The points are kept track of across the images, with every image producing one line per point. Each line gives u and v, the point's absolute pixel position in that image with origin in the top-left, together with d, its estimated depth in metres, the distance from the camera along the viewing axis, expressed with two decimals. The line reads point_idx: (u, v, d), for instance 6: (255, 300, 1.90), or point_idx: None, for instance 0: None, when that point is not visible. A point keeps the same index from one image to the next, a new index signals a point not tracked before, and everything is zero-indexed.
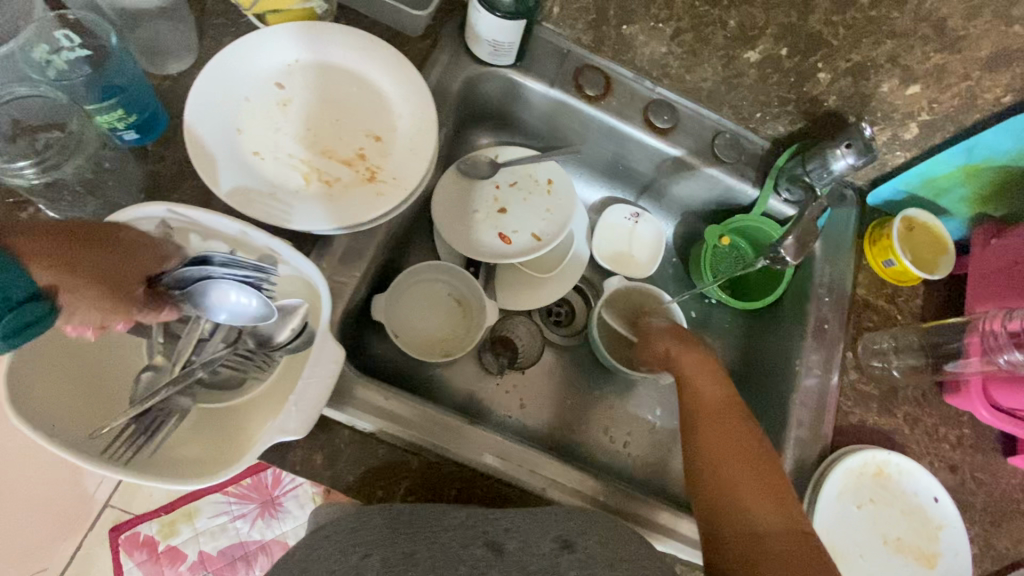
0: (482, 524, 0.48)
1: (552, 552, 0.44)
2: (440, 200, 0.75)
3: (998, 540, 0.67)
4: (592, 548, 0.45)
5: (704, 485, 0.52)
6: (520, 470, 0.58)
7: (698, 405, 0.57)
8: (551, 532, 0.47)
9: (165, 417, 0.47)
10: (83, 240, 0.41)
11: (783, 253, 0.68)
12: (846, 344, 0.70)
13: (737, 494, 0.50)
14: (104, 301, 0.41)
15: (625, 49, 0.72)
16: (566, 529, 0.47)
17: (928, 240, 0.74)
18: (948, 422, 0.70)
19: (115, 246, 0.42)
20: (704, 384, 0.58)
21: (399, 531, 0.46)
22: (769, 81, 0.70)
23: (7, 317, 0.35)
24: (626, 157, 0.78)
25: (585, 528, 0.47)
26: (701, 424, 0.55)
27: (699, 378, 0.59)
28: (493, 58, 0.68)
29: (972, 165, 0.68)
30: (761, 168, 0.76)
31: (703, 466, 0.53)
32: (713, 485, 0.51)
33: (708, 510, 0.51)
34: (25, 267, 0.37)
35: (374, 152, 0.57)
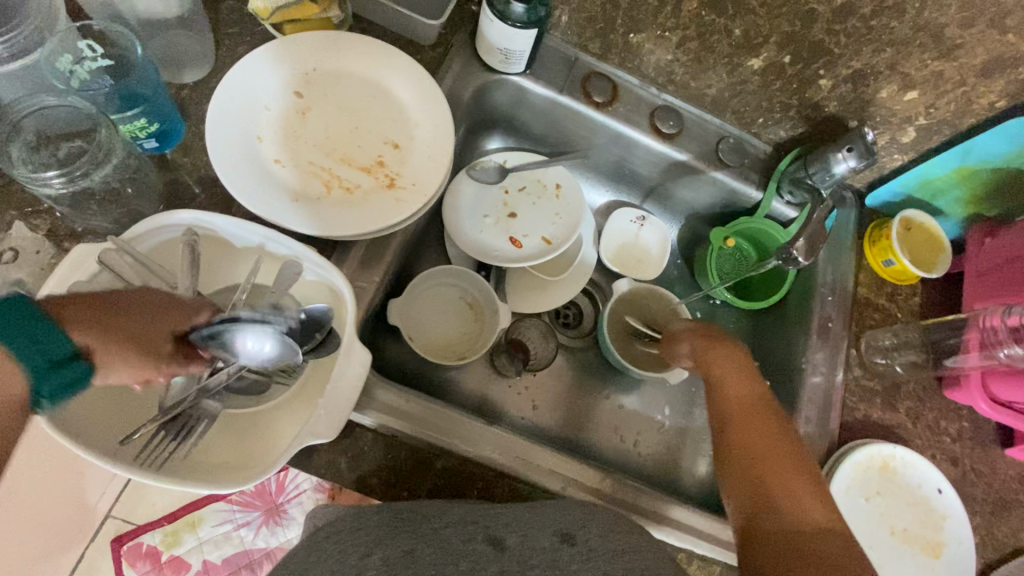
0: (483, 519, 0.49)
1: (552, 545, 0.46)
2: (452, 205, 0.77)
3: (997, 529, 0.70)
4: (593, 541, 0.47)
5: (736, 480, 0.53)
6: (530, 464, 0.59)
7: (733, 405, 0.57)
8: (551, 527, 0.48)
9: (194, 422, 0.47)
10: (116, 307, 0.41)
11: (795, 254, 0.68)
12: (849, 342, 0.72)
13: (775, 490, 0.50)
14: (137, 364, 0.41)
15: (631, 56, 0.74)
16: (567, 522, 0.49)
17: (926, 240, 0.76)
18: (949, 416, 0.72)
19: (151, 301, 0.44)
20: (734, 383, 0.58)
21: (399, 528, 0.47)
22: (772, 87, 0.72)
23: (51, 377, 0.37)
24: (632, 162, 0.80)
25: (586, 521, 0.49)
26: (740, 422, 0.56)
27: (731, 378, 0.59)
28: (504, 66, 0.70)
29: (967, 167, 0.71)
30: (764, 171, 0.78)
31: (744, 463, 0.53)
32: (747, 484, 0.52)
33: (743, 504, 0.51)
34: (63, 330, 0.38)
35: (392, 159, 0.58)
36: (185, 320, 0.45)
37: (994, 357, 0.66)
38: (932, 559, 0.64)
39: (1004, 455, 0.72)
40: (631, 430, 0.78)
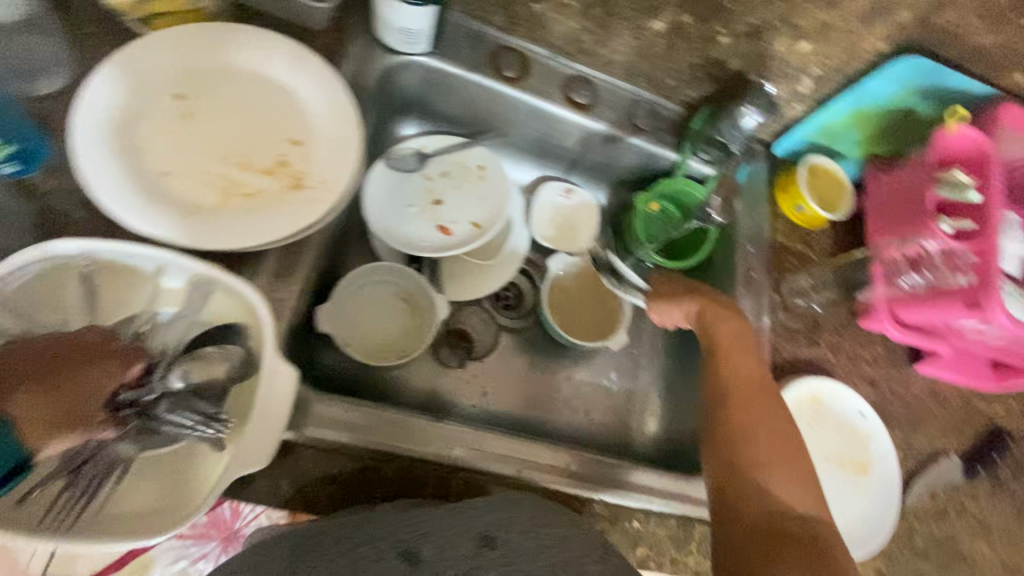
0: (398, 530, 0.46)
1: (472, 551, 0.44)
2: (372, 199, 0.74)
3: (912, 438, 0.77)
4: (514, 541, 0.45)
5: (724, 460, 0.54)
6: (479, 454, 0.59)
7: (735, 380, 0.59)
8: (473, 528, 0.46)
9: (108, 468, 0.45)
10: (63, 360, 0.42)
11: None
12: (772, 288, 0.77)
13: (763, 474, 0.52)
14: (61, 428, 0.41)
15: (537, 28, 0.72)
16: (488, 523, 0.46)
17: (830, 183, 0.80)
18: (864, 344, 0.78)
19: (89, 351, 0.43)
20: (735, 357, 0.60)
21: (305, 555, 0.45)
22: (677, 49, 0.72)
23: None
24: (551, 135, 0.79)
25: (509, 518, 0.47)
26: (739, 399, 0.57)
27: (734, 353, 0.61)
28: (407, 47, 0.66)
29: (860, 110, 0.74)
30: (678, 133, 0.79)
31: (733, 437, 0.55)
32: (731, 464, 0.54)
33: (722, 484, 0.53)
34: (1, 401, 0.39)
35: (296, 158, 0.55)
36: (115, 378, 0.43)
37: (897, 286, 0.72)
38: (863, 478, 0.69)
39: (913, 371, 0.79)
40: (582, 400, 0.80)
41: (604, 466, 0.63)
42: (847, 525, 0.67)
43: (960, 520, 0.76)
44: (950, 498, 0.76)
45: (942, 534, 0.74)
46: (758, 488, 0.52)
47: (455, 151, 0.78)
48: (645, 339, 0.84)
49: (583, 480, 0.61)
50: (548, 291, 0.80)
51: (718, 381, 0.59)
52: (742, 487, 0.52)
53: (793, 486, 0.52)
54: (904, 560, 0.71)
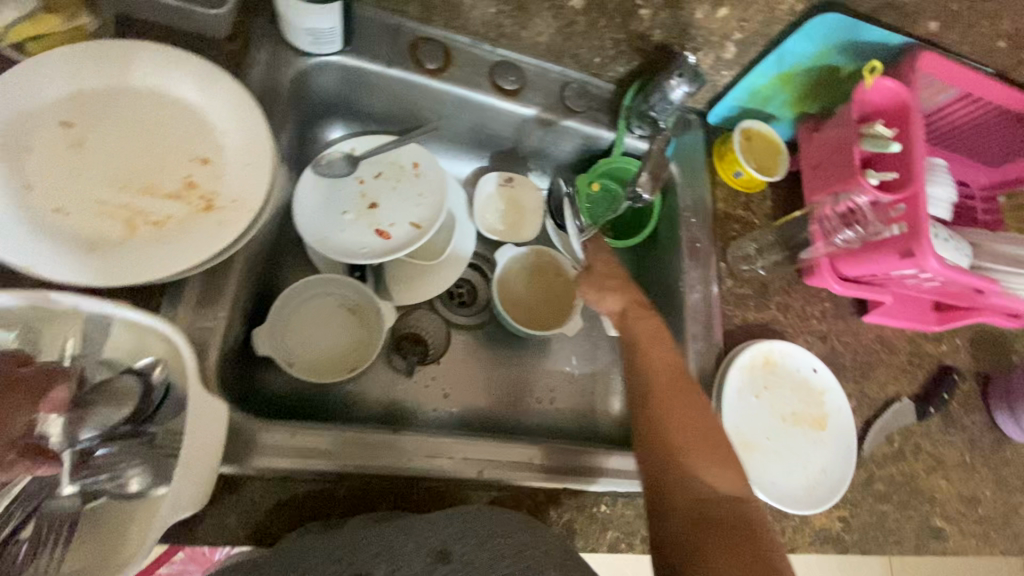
0: (351, 552, 0.45)
1: (426, 567, 0.45)
2: (304, 209, 0.71)
3: (866, 386, 0.79)
4: (468, 554, 0.47)
5: (657, 448, 0.55)
6: (431, 461, 0.58)
7: (656, 370, 0.59)
8: (427, 544, 0.46)
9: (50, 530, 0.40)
10: None
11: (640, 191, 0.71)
12: (718, 256, 0.77)
13: (694, 461, 0.54)
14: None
15: (454, 15, 0.70)
16: (445, 537, 0.47)
17: (765, 146, 0.81)
18: (812, 301, 0.79)
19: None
20: (656, 348, 0.60)
21: None
22: (599, 26, 0.70)
23: None
24: (484, 125, 0.78)
25: (464, 530, 0.48)
26: (657, 393, 0.57)
27: (654, 344, 0.60)
28: (317, 47, 0.63)
29: (785, 72, 0.74)
30: (612, 111, 0.79)
31: (654, 431, 0.55)
32: (660, 455, 0.54)
33: (652, 472, 0.54)
34: None
35: (204, 177, 0.52)
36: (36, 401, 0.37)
37: (832, 244, 0.73)
38: (821, 432, 0.71)
39: (861, 321, 0.81)
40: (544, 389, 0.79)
41: (568, 455, 0.62)
42: (812, 478, 0.68)
43: (918, 459, 0.78)
44: (906, 439, 0.79)
45: (900, 475, 0.76)
46: (687, 474, 0.53)
47: (387, 151, 0.76)
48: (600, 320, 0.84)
49: (547, 472, 0.61)
50: (499, 284, 0.79)
51: (640, 370, 0.59)
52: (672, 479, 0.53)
53: (720, 468, 0.54)
54: (867, 505, 0.73)
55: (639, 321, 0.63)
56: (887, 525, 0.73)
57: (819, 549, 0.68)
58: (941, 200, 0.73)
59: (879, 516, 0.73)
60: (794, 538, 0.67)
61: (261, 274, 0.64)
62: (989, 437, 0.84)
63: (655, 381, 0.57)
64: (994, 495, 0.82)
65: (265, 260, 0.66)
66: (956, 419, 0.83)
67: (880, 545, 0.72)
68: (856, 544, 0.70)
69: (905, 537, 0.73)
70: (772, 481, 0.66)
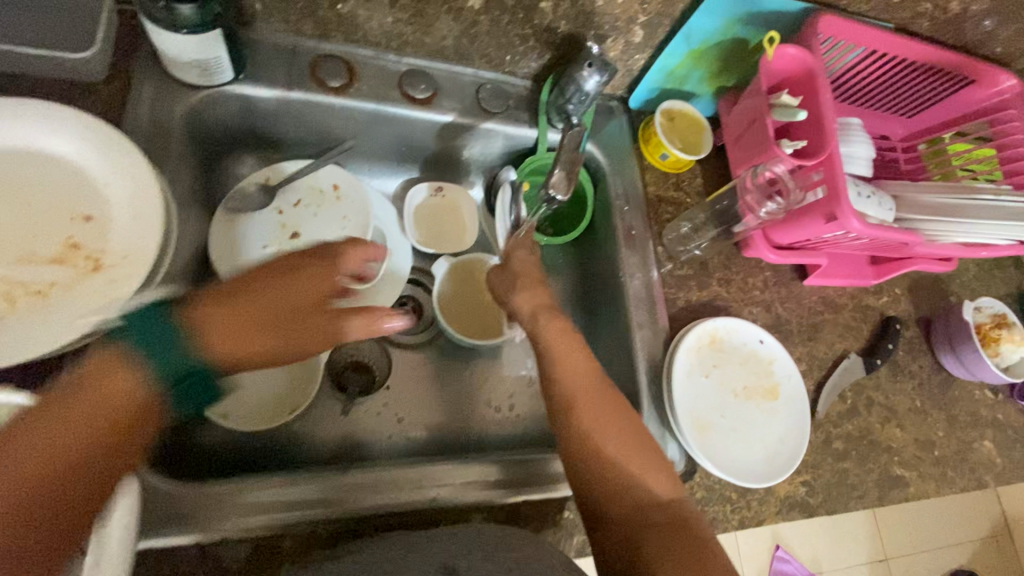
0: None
1: None
2: (221, 248, 0.67)
3: (815, 348, 0.80)
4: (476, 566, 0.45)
5: (588, 460, 0.54)
6: (394, 493, 0.57)
7: (572, 381, 0.57)
8: (435, 561, 0.46)
9: None
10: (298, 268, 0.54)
11: (552, 189, 0.69)
12: (654, 241, 0.77)
13: (628, 466, 0.53)
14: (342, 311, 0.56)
15: (352, 28, 0.67)
16: (450, 554, 0.46)
17: (688, 125, 0.81)
18: (752, 271, 0.80)
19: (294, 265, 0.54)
20: (572, 355, 0.59)
21: None
22: (502, 23, 0.68)
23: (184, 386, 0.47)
24: (402, 137, 0.75)
25: (467, 548, 0.47)
26: (576, 405, 0.56)
27: (572, 351, 0.59)
28: (206, 78, 0.60)
29: (695, 50, 0.74)
30: (531, 108, 0.77)
31: (582, 446, 0.54)
32: (596, 466, 0.53)
33: (585, 483, 0.54)
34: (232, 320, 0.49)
35: (90, 237, 0.49)
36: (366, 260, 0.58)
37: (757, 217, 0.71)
38: (774, 401, 0.71)
39: (803, 285, 0.82)
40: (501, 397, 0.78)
41: (523, 468, 0.62)
42: (772, 448, 0.69)
43: (872, 412, 0.80)
44: (858, 395, 0.80)
45: (857, 430, 0.78)
46: (624, 480, 0.53)
47: (304, 177, 0.73)
48: None
49: (507, 486, 0.61)
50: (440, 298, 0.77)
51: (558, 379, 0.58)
52: (611, 488, 0.52)
53: (655, 471, 0.54)
54: (829, 466, 0.74)
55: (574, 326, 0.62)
56: (850, 482, 0.74)
57: (787, 517, 0.69)
58: (860, 157, 0.75)
59: (841, 474, 0.74)
60: (760, 510, 0.68)
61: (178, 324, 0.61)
62: (937, 379, 0.86)
63: (575, 391, 0.56)
64: (949, 435, 0.84)
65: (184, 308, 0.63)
66: (904, 366, 0.85)
67: (844, 502, 0.73)
68: (822, 506, 0.72)
69: (868, 491, 0.75)
70: (731, 458, 0.67)
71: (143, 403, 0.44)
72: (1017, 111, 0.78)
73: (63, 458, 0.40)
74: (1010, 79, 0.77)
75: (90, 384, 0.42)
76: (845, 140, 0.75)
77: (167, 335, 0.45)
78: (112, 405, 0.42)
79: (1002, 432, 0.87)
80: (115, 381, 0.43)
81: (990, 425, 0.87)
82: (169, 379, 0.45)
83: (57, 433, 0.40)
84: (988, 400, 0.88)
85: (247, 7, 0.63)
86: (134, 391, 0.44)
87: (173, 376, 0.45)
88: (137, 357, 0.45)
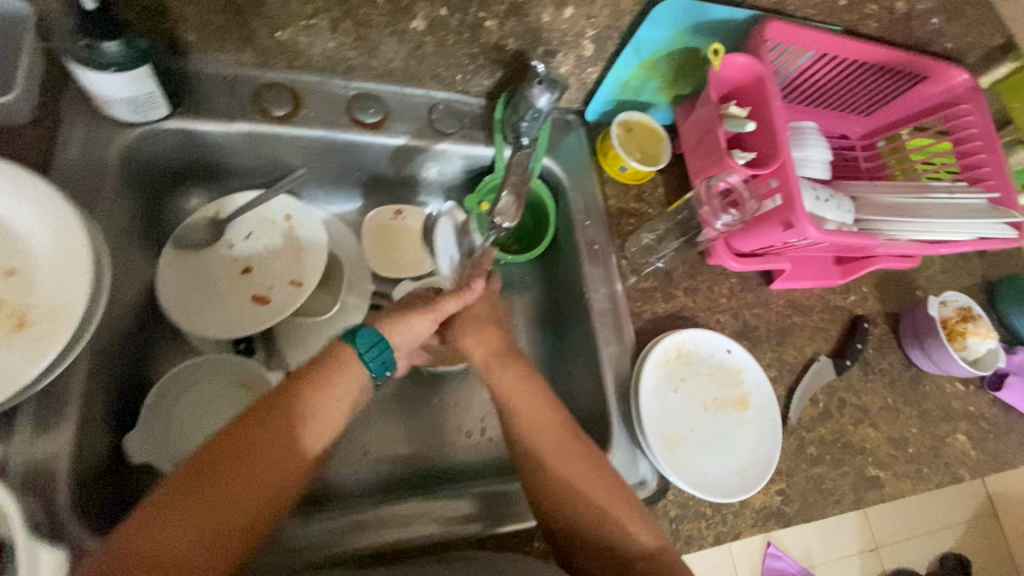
0: None
1: None
2: (169, 288, 0.65)
3: (784, 353, 0.80)
4: None
5: (567, 499, 0.55)
6: (385, 533, 0.61)
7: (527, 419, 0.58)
8: None
9: None
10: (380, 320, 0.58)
11: (500, 222, 0.68)
12: (617, 255, 0.76)
13: (607, 508, 0.55)
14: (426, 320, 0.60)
15: (294, 55, 0.65)
16: None
17: (645, 135, 0.81)
18: (718, 279, 0.80)
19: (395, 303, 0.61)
20: (530, 384, 0.59)
21: None
22: (449, 43, 0.67)
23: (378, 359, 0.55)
24: (355, 162, 0.73)
25: None
26: (540, 443, 0.57)
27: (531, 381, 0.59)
28: (141, 115, 0.58)
29: (646, 61, 0.73)
30: (487, 126, 0.76)
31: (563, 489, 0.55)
32: (576, 508, 0.55)
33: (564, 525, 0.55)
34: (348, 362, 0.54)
35: (15, 292, 0.47)
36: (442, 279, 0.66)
37: (712, 229, 0.70)
38: (744, 411, 0.71)
39: (769, 290, 0.82)
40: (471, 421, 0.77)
41: (499, 499, 0.64)
42: (744, 461, 0.68)
43: (844, 414, 0.80)
44: (829, 397, 0.80)
45: (830, 434, 0.78)
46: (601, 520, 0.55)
47: (255, 209, 0.71)
48: (517, 337, 0.82)
49: (483, 519, 0.63)
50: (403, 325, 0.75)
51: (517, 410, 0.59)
52: (589, 530, 0.55)
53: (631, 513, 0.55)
54: (803, 472, 0.74)
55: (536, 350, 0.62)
56: (825, 487, 0.74)
57: (763, 528, 0.69)
58: (816, 161, 0.75)
59: (816, 479, 0.74)
60: (735, 524, 0.67)
61: (122, 373, 0.59)
62: (907, 375, 0.86)
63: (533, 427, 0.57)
64: (921, 431, 0.84)
65: (128, 354, 0.60)
66: (874, 365, 0.85)
67: (820, 508, 0.73)
68: (797, 514, 0.71)
69: (844, 495, 0.75)
70: (703, 474, 0.66)
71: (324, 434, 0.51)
72: (971, 105, 0.78)
73: (274, 471, 0.47)
74: (962, 74, 0.77)
75: (303, 402, 0.50)
76: (800, 144, 0.75)
77: (385, 347, 0.55)
78: (305, 430, 0.50)
79: (975, 424, 0.87)
80: (312, 401, 0.51)
81: (962, 418, 0.87)
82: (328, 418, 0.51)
83: (271, 446, 0.47)
84: (959, 393, 0.88)
85: (181, 39, 0.61)
86: (324, 420, 0.51)
87: (326, 419, 0.51)
88: (343, 371, 0.53)
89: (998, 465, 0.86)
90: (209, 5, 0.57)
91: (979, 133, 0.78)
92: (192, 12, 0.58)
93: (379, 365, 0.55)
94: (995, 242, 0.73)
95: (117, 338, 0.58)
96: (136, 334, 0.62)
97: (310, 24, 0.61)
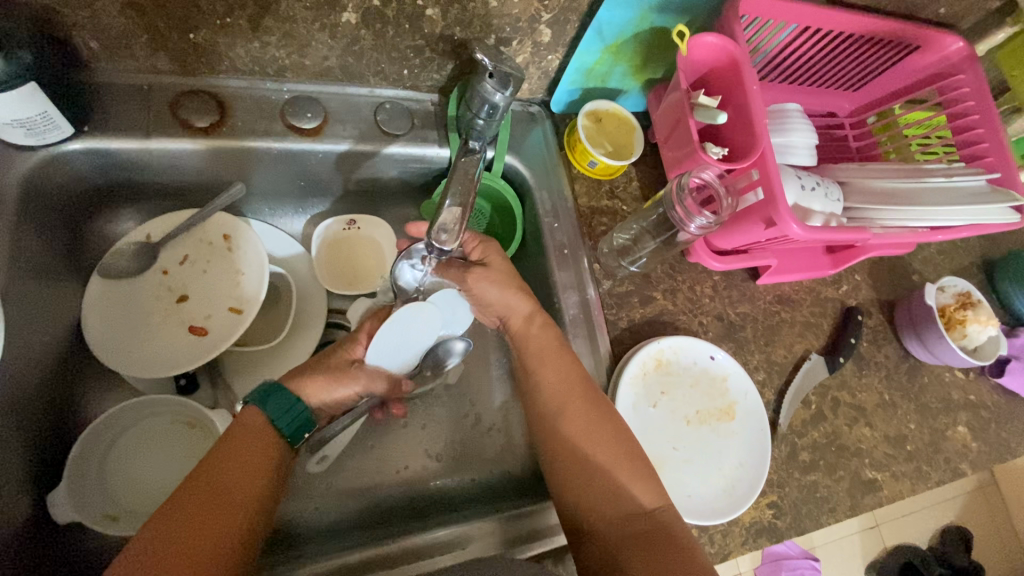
0: None
1: None
2: (97, 323, 0.60)
3: (773, 353, 0.75)
4: None
5: (572, 497, 0.54)
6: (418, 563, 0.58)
7: None
8: None
9: None
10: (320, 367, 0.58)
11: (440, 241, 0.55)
12: (589, 257, 0.70)
13: (613, 478, 0.54)
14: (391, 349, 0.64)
15: (215, 59, 0.59)
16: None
17: (616, 125, 0.74)
18: (700, 277, 0.74)
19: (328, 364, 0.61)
20: (541, 365, 0.59)
21: None
22: (388, 36, 0.60)
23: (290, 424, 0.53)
24: (299, 172, 0.67)
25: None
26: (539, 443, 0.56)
27: None
28: (38, 138, 0.52)
29: (610, 44, 0.66)
30: (441, 124, 0.69)
31: (573, 459, 0.55)
32: (591, 477, 0.54)
33: (582, 493, 0.54)
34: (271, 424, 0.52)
35: None
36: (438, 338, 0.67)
37: (687, 232, 0.63)
38: (730, 422, 0.67)
39: (756, 285, 0.77)
40: (441, 443, 0.72)
41: (518, 522, 0.61)
42: (731, 477, 0.64)
43: (838, 414, 0.74)
44: (822, 397, 0.74)
45: (825, 436, 0.73)
46: (608, 497, 0.53)
47: (190, 230, 0.65)
48: (486, 349, 0.77)
49: (505, 546, 0.60)
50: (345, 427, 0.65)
51: None
52: (607, 496, 0.53)
53: (643, 483, 0.54)
54: (795, 481, 0.69)
55: (542, 325, 0.61)
56: (820, 495, 0.69)
57: (754, 545, 0.65)
58: (802, 147, 0.69)
59: (810, 488, 0.69)
60: (724, 544, 0.64)
61: (31, 422, 0.55)
62: (905, 366, 0.80)
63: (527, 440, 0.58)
64: (920, 426, 0.78)
65: (38, 403, 0.56)
66: (869, 358, 0.79)
67: (815, 519, 0.68)
68: (790, 527, 0.67)
69: (840, 502, 0.70)
70: (686, 494, 0.63)
71: (243, 512, 0.46)
72: (968, 75, 0.71)
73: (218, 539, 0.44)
74: (957, 42, 0.70)
75: (212, 486, 0.46)
76: (783, 129, 0.69)
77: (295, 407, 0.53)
78: (229, 512, 0.46)
79: (977, 414, 0.81)
80: (225, 482, 0.47)
81: (963, 409, 0.81)
82: (243, 493, 0.47)
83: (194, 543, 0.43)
84: (959, 381, 0.82)
85: (81, 47, 0.54)
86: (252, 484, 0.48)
87: (243, 498, 0.47)
88: (247, 441, 0.50)
89: (1002, 456, 0.80)
90: (104, 6, 0.50)
91: (976, 105, 0.70)
92: (85, 17, 0.51)
93: (295, 428, 0.53)
94: (993, 228, 0.67)
95: (16, 388, 0.54)
96: (48, 382, 0.57)
97: (225, 23, 0.54)
